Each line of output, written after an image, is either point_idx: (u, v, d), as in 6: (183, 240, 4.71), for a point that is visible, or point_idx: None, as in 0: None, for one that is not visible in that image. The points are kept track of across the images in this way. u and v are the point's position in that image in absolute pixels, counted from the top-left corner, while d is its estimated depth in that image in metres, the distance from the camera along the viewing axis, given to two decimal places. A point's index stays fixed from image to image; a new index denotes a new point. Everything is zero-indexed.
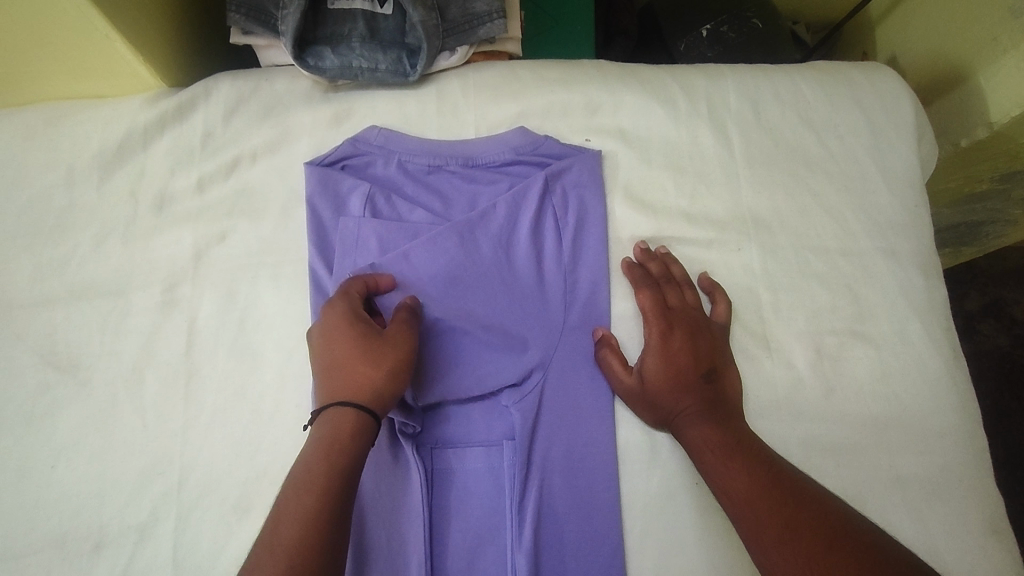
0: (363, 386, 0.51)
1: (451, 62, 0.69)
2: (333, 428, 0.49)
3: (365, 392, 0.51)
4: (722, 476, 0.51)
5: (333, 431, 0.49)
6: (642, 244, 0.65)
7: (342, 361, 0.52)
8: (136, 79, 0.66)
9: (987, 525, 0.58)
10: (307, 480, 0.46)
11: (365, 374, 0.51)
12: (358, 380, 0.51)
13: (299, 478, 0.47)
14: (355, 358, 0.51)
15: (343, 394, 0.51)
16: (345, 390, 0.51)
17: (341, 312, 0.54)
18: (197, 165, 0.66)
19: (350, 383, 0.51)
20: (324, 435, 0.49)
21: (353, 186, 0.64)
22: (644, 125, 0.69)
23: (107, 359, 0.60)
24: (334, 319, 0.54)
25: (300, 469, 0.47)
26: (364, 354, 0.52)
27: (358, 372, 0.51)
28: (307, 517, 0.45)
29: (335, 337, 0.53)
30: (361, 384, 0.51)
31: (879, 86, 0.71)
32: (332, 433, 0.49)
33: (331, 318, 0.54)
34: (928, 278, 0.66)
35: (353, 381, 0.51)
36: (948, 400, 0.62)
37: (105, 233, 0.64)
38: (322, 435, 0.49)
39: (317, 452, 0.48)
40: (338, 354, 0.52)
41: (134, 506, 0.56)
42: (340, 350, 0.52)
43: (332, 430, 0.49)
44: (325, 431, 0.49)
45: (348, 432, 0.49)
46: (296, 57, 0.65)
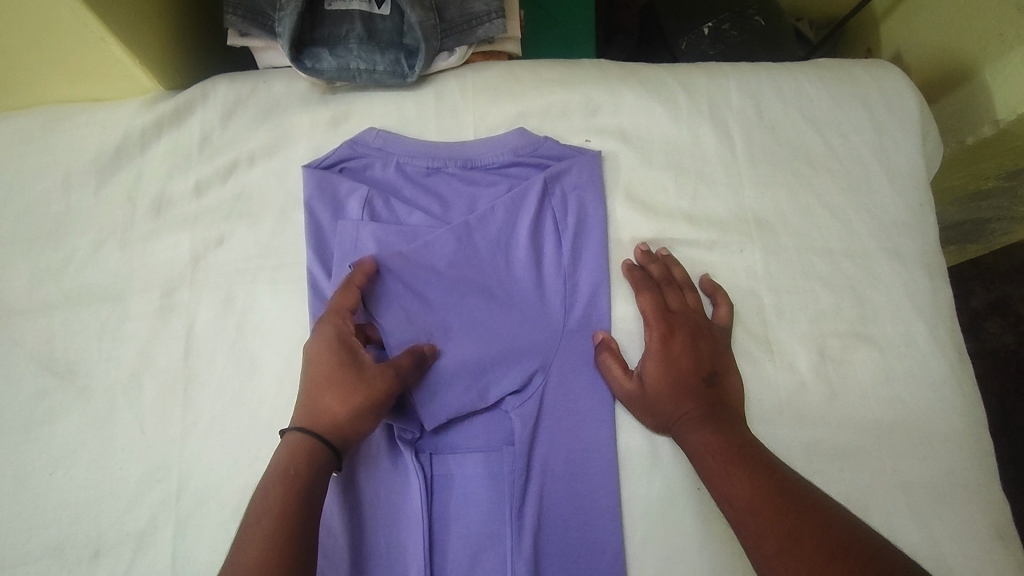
0: (325, 412, 0.53)
1: (450, 63, 0.69)
2: (288, 450, 0.51)
3: (330, 422, 0.52)
4: (723, 483, 0.51)
5: (290, 454, 0.50)
6: (643, 245, 0.65)
7: (313, 382, 0.54)
8: (133, 82, 0.66)
9: (992, 529, 0.57)
10: (268, 509, 0.47)
11: (330, 402, 0.53)
12: (322, 405, 0.53)
13: (258, 507, 0.47)
14: (325, 383, 0.54)
15: (305, 415, 0.53)
16: (309, 413, 0.53)
17: (324, 330, 0.56)
18: (195, 168, 0.66)
19: (315, 407, 0.53)
20: (277, 457, 0.51)
21: (351, 189, 0.64)
22: (644, 125, 0.68)
23: (105, 365, 0.60)
24: (316, 336, 0.56)
25: (260, 497, 0.48)
26: (333, 380, 0.54)
27: (323, 398, 0.53)
28: (273, 541, 0.45)
29: (311, 355, 0.55)
30: (323, 410, 0.53)
31: (882, 84, 0.71)
32: (286, 456, 0.50)
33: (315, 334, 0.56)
34: (933, 278, 0.65)
35: (317, 407, 0.53)
36: (953, 402, 0.61)
37: (103, 238, 0.64)
38: (281, 457, 0.50)
39: (271, 477, 0.49)
40: (310, 373, 0.55)
41: (132, 513, 0.56)
42: (315, 370, 0.54)
43: (289, 454, 0.50)
44: (281, 452, 0.51)
45: (304, 459, 0.50)
46: (293, 59, 0.64)
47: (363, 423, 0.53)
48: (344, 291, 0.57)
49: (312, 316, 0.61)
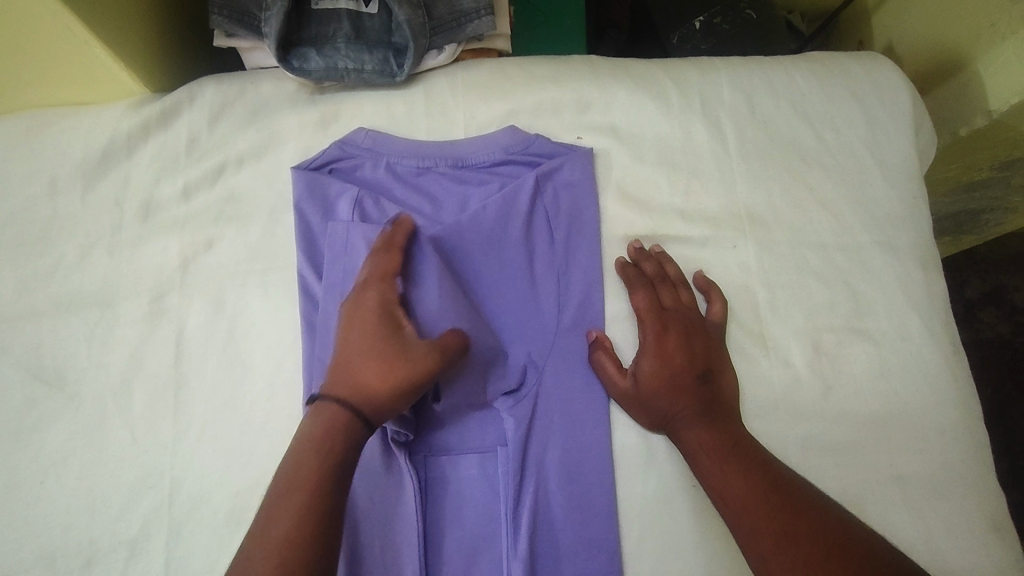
0: (362, 382, 0.51)
1: (439, 61, 0.68)
2: (319, 420, 0.50)
3: (366, 394, 0.51)
4: (719, 481, 0.51)
5: (324, 425, 0.49)
6: (636, 243, 0.64)
7: (349, 352, 0.53)
8: (118, 85, 0.65)
9: (988, 522, 0.57)
10: (297, 484, 0.46)
11: (368, 373, 0.51)
12: (359, 375, 0.51)
13: (287, 480, 0.47)
14: (363, 353, 0.52)
15: (338, 384, 0.52)
16: (343, 382, 0.51)
17: (364, 299, 0.55)
18: (183, 171, 0.65)
19: (353, 378, 0.51)
20: (309, 427, 0.50)
21: (341, 190, 0.63)
22: (636, 121, 0.68)
23: (94, 371, 0.59)
24: (355, 306, 0.55)
25: (289, 468, 0.48)
26: (372, 351, 0.52)
27: (360, 369, 0.52)
28: (300, 517, 0.45)
29: (350, 323, 0.54)
30: (359, 380, 0.51)
31: (874, 76, 0.70)
32: (317, 426, 0.50)
33: (353, 303, 0.55)
34: (927, 270, 0.65)
35: (352, 377, 0.51)
36: (948, 395, 0.61)
37: (90, 243, 0.63)
38: (315, 426, 0.50)
39: (301, 449, 0.48)
40: (348, 342, 0.53)
41: (124, 521, 0.56)
42: (352, 339, 0.53)
43: (322, 424, 0.50)
44: (311, 422, 0.50)
45: (337, 432, 0.49)
46: (280, 60, 0.64)
47: (399, 399, 0.52)
48: (385, 262, 0.57)
49: (303, 319, 0.60)
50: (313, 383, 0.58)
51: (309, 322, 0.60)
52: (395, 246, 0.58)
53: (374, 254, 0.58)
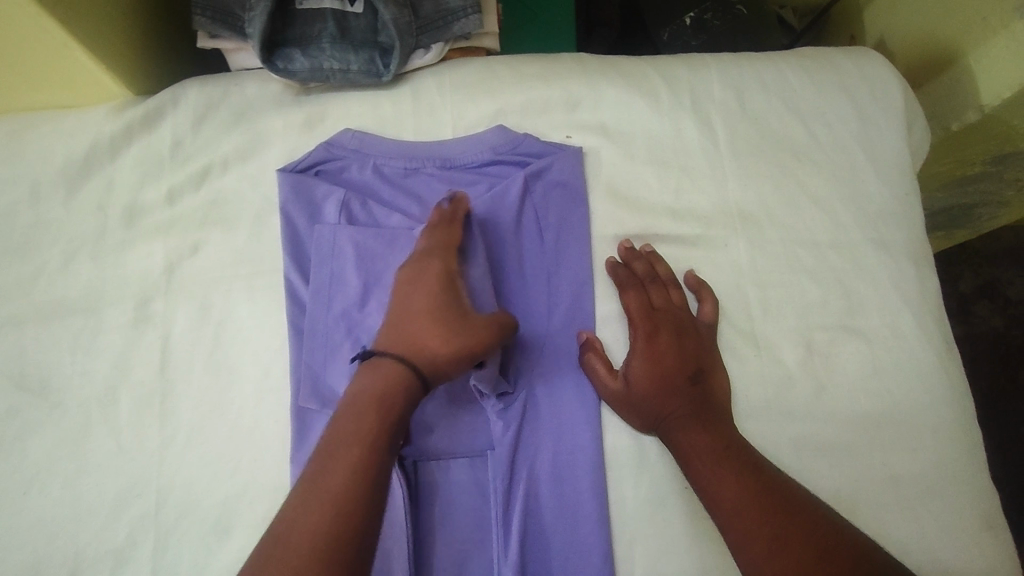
0: (423, 343, 0.52)
1: (426, 60, 0.67)
2: (376, 376, 0.50)
3: (423, 355, 0.52)
4: (710, 484, 0.50)
5: (383, 380, 0.50)
6: (626, 243, 0.64)
7: (411, 314, 0.54)
8: (100, 88, 0.64)
9: (981, 520, 0.57)
10: (350, 440, 0.47)
11: (429, 337, 0.52)
12: (419, 336, 0.52)
13: (339, 435, 0.47)
14: (425, 317, 0.53)
15: (397, 342, 0.52)
16: (402, 341, 0.52)
17: (425, 265, 0.56)
18: (167, 175, 0.64)
19: (413, 338, 0.52)
20: (367, 380, 0.50)
21: (328, 193, 0.63)
22: (626, 119, 0.67)
23: (79, 379, 0.59)
24: (416, 270, 0.56)
25: (342, 422, 0.48)
26: (434, 316, 0.53)
27: (420, 331, 0.52)
28: (357, 469, 0.46)
29: (412, 286, 0.55)
30: (419, 342, 0.52)
31: (866, 71, 0.70)
32: (371, 382, 0.50)
33: (415, 267, 0.56)
34: (920, 267, 0.65)
35: (412, 338, 0.52)
36: (940, 393, 0.61)
37: (73, 249, 0.62)
38: (372, 381, 0.50)
39: (353, 405, 0.49)
40: (409, 304, 0.54)
41: (111, 530, 0.55)
42: (414, 302, 0.54)
43: (380, 378, 0.50)
44: (369, 377, 0.51)
45: (394, 388, 0.50)
46: (264, 61, 0.63)
47: (455, 366, 0.52)
48: (445, 232, 0.58)
49: (290, 325, 0.60)
50: (300, 389, 0.58)
51: (296, 327, 0.60)
52: (456, 218, 0.59)
53: (431, 222, 0.58)
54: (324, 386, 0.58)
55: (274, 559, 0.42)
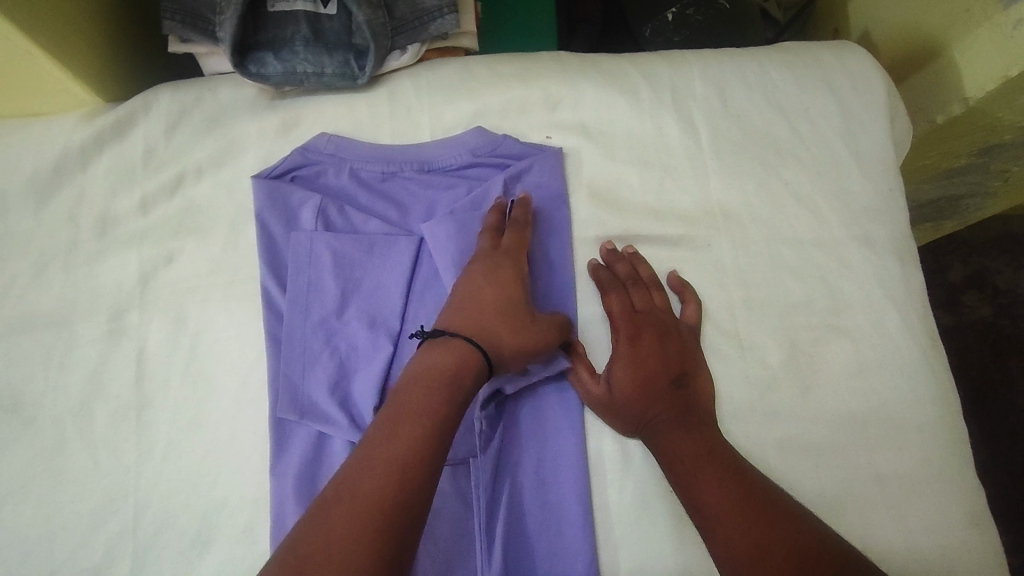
0: (494, 336, 0.55)
1: (402, 62, 0.66)
2: (447, 358, 0.53)
3: (492, 345, 0.55)
4: (694, 490, 0.50)
5: (454, 362, 0.53)
6: (608, 244, 0.63)
7: (484, 305, 0.56)
8: (68, 95, 0.63)
9: (968, 517, 0.57)
10: (415, 416, 0.49)
11: (500, 330, 0.56)
12: (489, 328, 0.55)
13: (405, 410, 0.49)
14: (496, 312, 0.56)
15: (466, 330, 0.55)
16: (473, 330, 0.55)
17: (498, 261, 0.58)
18: (139, 184, 0.63)
19: (485, 326, 0.55)
20: (437, 361, 0.53)
21: (303, 199, 0.62)
22: (606, 119, 0.66)
23: (53, 395, 0.58)
24: (489, 263, 0.58)
25: (409, 398, 0.50)
26: (503, 312, 0.56)
27: (491, 324, 0.56)
28: (419, 444, 0.47)
29: (484, 278, 0.57)
30: (488, 334, 0.55)
31: (848, 66, 0.69)
32: (439, 365, 0.52)
33: (487, 260, 0.58)
34: (904, 263, 0.64)
35: (482, 330, 0.55)
36: (926, 390, 0.60)
37: (45, 261, 0.61)
38: (446, 361, 0.53)
39: (420, 384, 0.51)
40: (480, 295, 0.57)
41: (88, 547, 0.54)
42: (485, 295, 0.57)
43: (454, 358, 0.53)
44: (440, 358, 0.53)
45: (465, 370, 0.53)
46: (236, 65, 0.62)
47: (517, 362, 0.56)
48: (517, 234, 0.60)
49: (267, 334, 0.59)
50: (278, 399, 0.57)
51: (272, 335, 0.59)
52: (527, 221, 0.61)
53: (496, 219, 0.60)
54: (303, 397, 0.57)
55: (332, 518, 0.43)
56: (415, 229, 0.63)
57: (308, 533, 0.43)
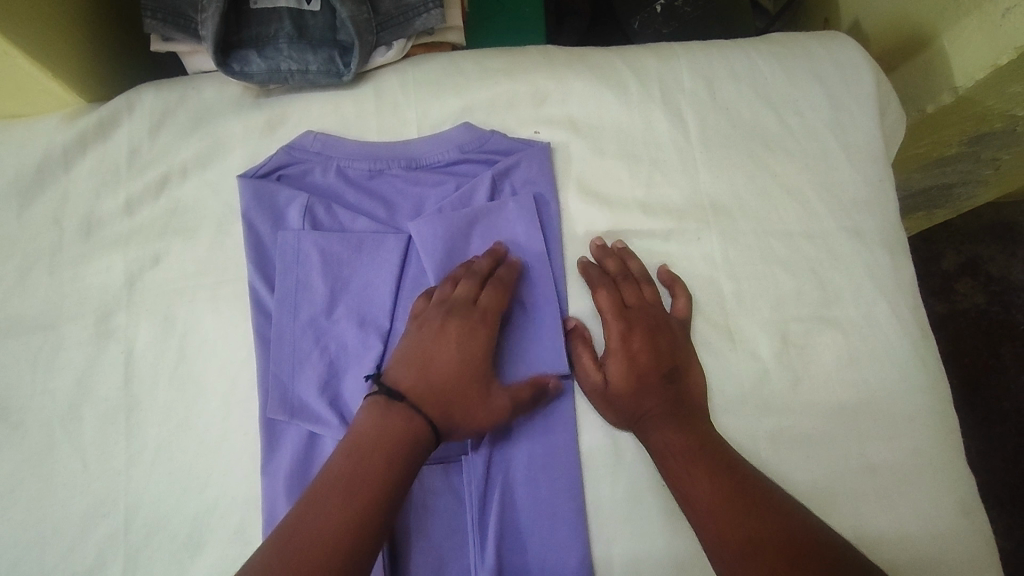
0: (442, 406, 0.53)
1: (388, 58, 0.66)
2: (400, 427, 0.50)
3: (438, 410, 0.53)
4: (685, 484, 0.50)
5: (397, 428, 0.50)
6: (598, 240, 0.62)
7: (449, 374, 0.54)
8: (50, 96, 0.62)
9: (960, 506, 0.57)
10: (369, 475, 0.48)
11: (450, 398, 0.53)
12: (444, 399, 0.53)
13: (362, 464, 0.48)
14: (459, 382, 0.54)
15: (424, 397, 0.53)
16: (431, 399, 0.53)
17: (473, 327, 0.56)
18: (124, 184, 0.62)
19: (435, 391, 0.53)
20: (384, 422, 0.51)
21: (291, 198, 0.61)
22: (594, 113, 0.66)
23: (41, 399, 0.58)
24: (464, 328, 0.55)
25: (366, 452, 0.49)
26: (467, 384, 0.54)
27: (451, 396, 0.53)
28: (371, 449, 0.49)
29: (455, 343, 0.55)
30: (446, 405, 0.53)
31: (836, 56, 0.69)
32: (395, 429, 0.50)
33: (463, 324, 0.55)
34: (894, 254, 0.64)
35: (441, 400, 0.53)
36: (917, 380, 0.60)
37: (29, 264, 0.60)
38: (390, 423, 0.51)
39: (381, 438, 0.50)
40: (444, 361, 0.54)
41: (78, 552, 0.54)
42: (452, 363, 0.54)
43: (397, 422, 0.51)
44: (392, 427, 0.50)
45: (406, 434, 0.50)
46: (219, 64, 0.61)
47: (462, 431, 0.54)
48: (494, 297, 0.57)
49: (256, 334, 0.58)
50: (268, 400, 0.56)
51: (261, 335, 0.58)
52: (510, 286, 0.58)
53: (471, 278, 0.58)
54: (293, 397, 0.56)
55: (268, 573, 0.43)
56: (403, 227, 0.62)
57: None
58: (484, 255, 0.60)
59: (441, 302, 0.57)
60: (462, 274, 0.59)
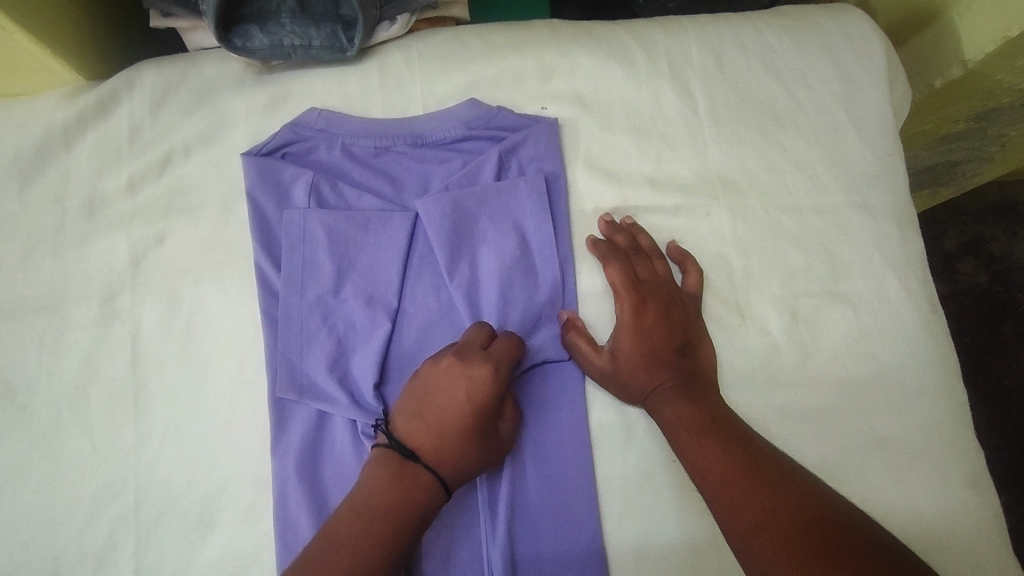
0: (455, 458, 0.51)
1: (392, 33, 0.64)
2: (410, 484, 0.49)
3: (449, 463, 0.51)
4: (697, 456, 0.51)
5: (407, 484, 0.49)
6: (607, 216, 0.62)
7: (461, 424, 0.51)
8: (49, 73, 0.61)
9: (968, 479, 0.57)
10: (368, 556, 0.46)
11: (460, 450, 0.51)
12: (454, 451, 0.51)
13: (364, 535, 0.47)
14: (470, 432, 0.51)
15: (437, 451, 0.51)
16: (443, 454, 0.51)
17: (486, 371, 0.52)
18: (125, 163, 0.62)
19: (444, 445, 0.51)
20: (395, 474, 0.50)
21: (295, 175, 0.60)
22: (601, 88, 0.65)
23: (47, 380, 0.57)
24: (475, 375, 0.52)
25: (371, 523, 0.47)
26: (477, 433, 0.52)
27: (463, 449, 0.51)
28: (384, 485, 0.49)
29: (467, 390, 0.52)
30: (459, 458, 0.51)
31: (846, 28, 0.68)
32: (402, 498, 0.49)
33: (475, 369, 0.52)
34: (904, 228, 0.64)
35: (453, 454, 0.51)
36: (926, 354, 0.60)
37: (32, 245, 0.60)
38: (401, 479, 0.49)
39: (387, 509, 0.48)
40: (452, 414, 0.52)
41: (90, 532, 0.54)
42: (464, 412, 0.52)
43: (407, 478, 0.50)
44: (401, 491, 0.49)
45: (417, 488, 0.49)
46: (220, 39, 0.60)
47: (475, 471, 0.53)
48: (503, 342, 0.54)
49: (263, 313, 0.58)
50: (277, 379, 0.56)
51: (268, 313, 0.58)
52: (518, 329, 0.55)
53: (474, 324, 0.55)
54: (302, 375, 0.56)
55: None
56: (410, 206, 0.61)
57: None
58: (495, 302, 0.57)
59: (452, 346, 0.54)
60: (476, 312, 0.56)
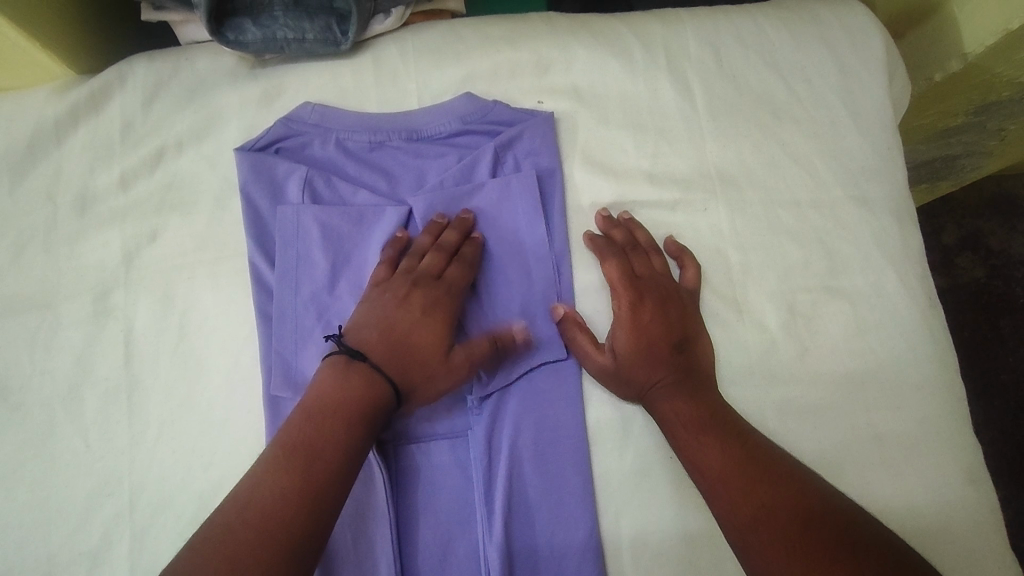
0: (404, 369, 0.53)
1: (386, 25, 0.64)
2: (357, 383, 0.50)
3: (395, 368, 0.53)
4: (697, 454, 0.50)
5: (353, 386, 0.50)
6: (604, 211, 0.62)
7: (411, 337, 0.54)
8: (39, 68, 0.61)
9: (965, 475, 0.57)
10: (326, 452, 0.47)
11: (410, 362, 0.53)
12: (402, 361, 0.53)
13: (318, 437, 0.48)
14: (420, 349, 0.54)
15: (385, 360, 0.53)
16: (389, 360, 0.53)
17: (439, 294, 0.56)
18: (118, 159, 0.61)
19: (393, 354, 0.53)
20: (346, 379, 0.51)
21: (289, 171, 0.60)
22: (598, 82, 0.65)
23: (40, 379, 0.57)
24: (428, 296, 0.56)
25: (325, 423, 0.48)
26: (428, 352, 0.54)
27: (411, 363, 0.53)
28: (337, 388, 0.50)
29: (419, 310, 0.55)
30: (406, 368, 0.53)
31: (846, 21, 0.67)
32: (351, 399, 0.50)
33: (429, 292, 0.56)
34: (903, 223, 0.63)
35: (399, 361, 0.53)
36: (924, 349, 0.60)
37: (24, 242, 0.59)
38: (349, 379, 0.51)
39: (339, 408, 0.49)
40: (405, 328, 0.54)
41: (85, 530, 0.54)
42: (415, 329, 0.55)
43: (355, 379, 0.51)
44: (352, 390, 0.50)
45: (360, 387, 0.50)
46: (212, 32, 0.59)
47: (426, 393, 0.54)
48: (461, 270, 0.57)
49: (257, 311, 0.57)
50: (272, 377, 0.56)
51: (263, 313, 0.57)
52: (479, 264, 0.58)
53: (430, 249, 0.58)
54: (297, 373, 0.56)
55: (220, 554, 0.42)
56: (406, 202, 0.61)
57: (193, 566, 0.41)
58: (458, 226, 0.59)
59: (407, 273, 0.57)
60: (431, 244, 0.58)
